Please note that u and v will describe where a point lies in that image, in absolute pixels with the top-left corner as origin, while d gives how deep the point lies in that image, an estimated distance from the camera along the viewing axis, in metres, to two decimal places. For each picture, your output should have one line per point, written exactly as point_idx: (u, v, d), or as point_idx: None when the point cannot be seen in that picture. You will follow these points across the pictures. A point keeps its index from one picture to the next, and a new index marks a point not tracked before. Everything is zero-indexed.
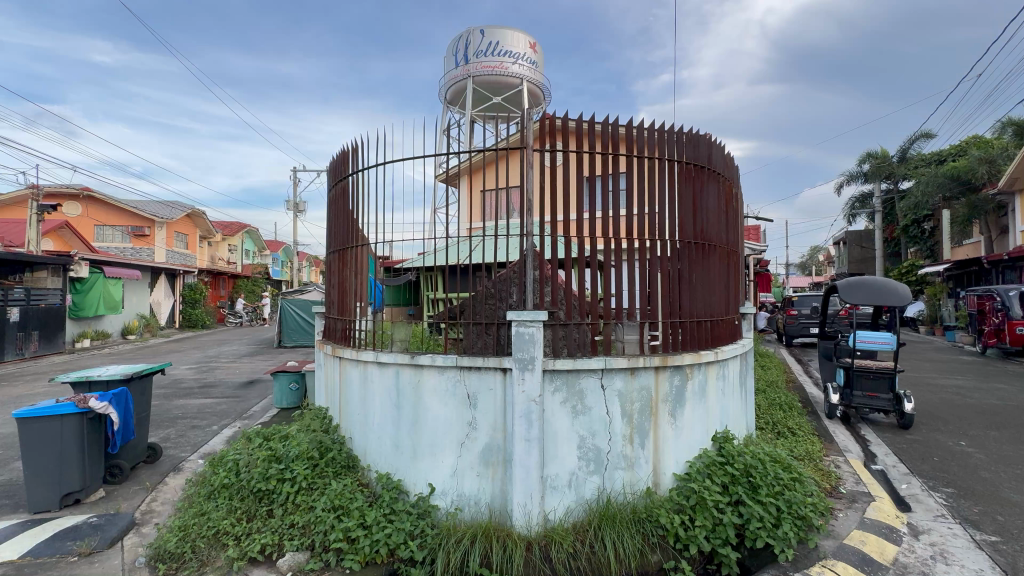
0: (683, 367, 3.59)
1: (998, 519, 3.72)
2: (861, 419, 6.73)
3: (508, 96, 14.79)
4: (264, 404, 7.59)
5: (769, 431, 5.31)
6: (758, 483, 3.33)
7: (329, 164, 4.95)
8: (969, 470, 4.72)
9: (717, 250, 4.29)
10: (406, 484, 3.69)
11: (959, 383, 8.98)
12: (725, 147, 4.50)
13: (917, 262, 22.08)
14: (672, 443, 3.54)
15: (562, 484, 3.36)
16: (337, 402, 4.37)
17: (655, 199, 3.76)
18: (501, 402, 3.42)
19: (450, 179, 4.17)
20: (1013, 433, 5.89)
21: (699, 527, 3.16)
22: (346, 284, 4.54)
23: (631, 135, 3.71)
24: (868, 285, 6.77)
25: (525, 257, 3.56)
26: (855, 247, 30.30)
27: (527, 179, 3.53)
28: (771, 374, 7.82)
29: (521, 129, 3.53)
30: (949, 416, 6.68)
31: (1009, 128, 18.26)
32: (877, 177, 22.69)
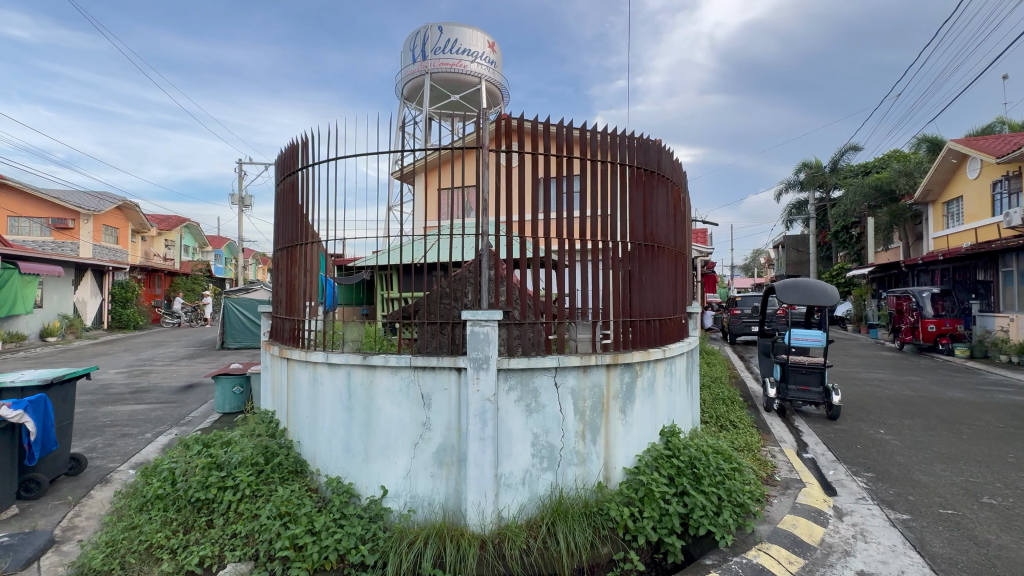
0: (633, 365, 3.72)
1: (909, 499, 4.10)
2: (795, 411, 7.22)
3: (466, 95, 14.75)
4: (205, 409, 7.17)
5: (713, 424, 5.59)
6: (702, 474, 3.51)
7: (277, 157, 4.76)
8: (886, 456, 5.16)
9: (665, 252, 4.46)
10: (357, 488, 3.61)
11: (879, 377, 9.83)
12: (673, 152, 4.68)
13: (845, 265, 23.90)
14: (622, 438, 3.66)
15: (515, 482, 3.40)
16: (284, 405, 4.21)
17: (607, 202, 3.87)
18: (455, 402, 3.41)
19: (405, 176, 4.12)
20: (924, 421, 6.51)
21: (647, 518, 3.27)
22: (295, 282, 4.37)
23: (585, 138, 3.79)
24: (802, 285, 7.26)
25: (481, 256, 3.56)
26: (792, 250, 32.39)
27: (483, 178, 3.54)
28: (715, 371, 8.23)
29: (477, 128, 3.54)
30: (871, 407, 7.29)
31: (924, 144, 20.14)
32: (811, 185, 24.39)
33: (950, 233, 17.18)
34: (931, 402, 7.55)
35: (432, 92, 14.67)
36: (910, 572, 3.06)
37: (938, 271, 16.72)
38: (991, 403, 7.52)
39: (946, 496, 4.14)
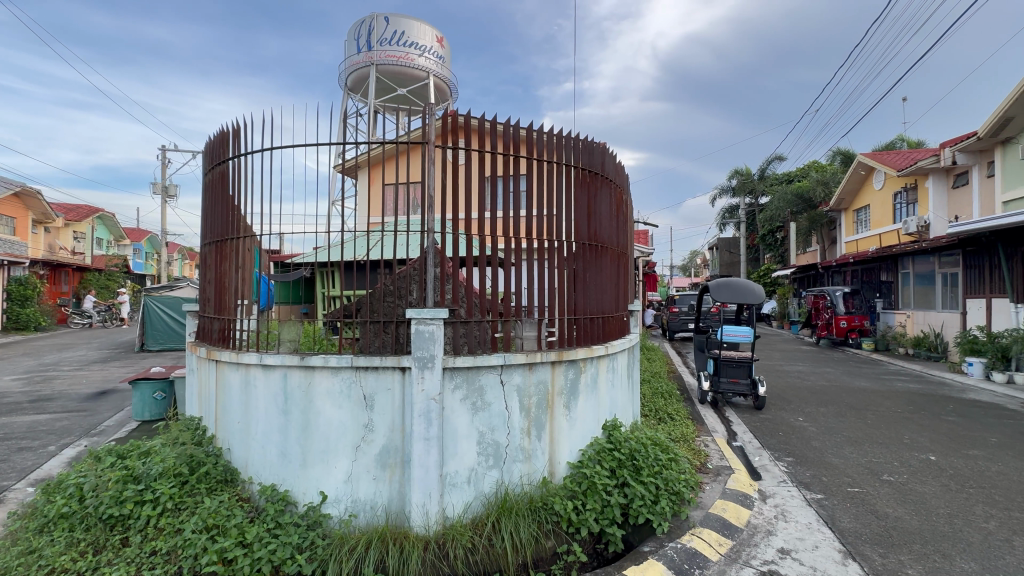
0: (577, 361, 3.81)
1: (823, 479, 4.50)
2: (726, 402, 7.70)
3: (414, 89, 14.48)
4: (121, 418, 6.55)
5: (652, 417, 5.85)
6: (641, 465, 3.67)
7: (205, 145, 4.44)
8: (804, 441, 5.63)
9: (608, 252, 4.59)
10: (294, 495, 3.45)
11: (799, 369, 10.72)
12: (616, 155, 4.84)
13: (771, 266, 25.83)
14: (567, 433, 3.74)
15: (461, 481, 3.38)
16: (212, 411, 3.95)
17: (553, 202, 3.93)
18: (399, 403, 3.34)
19: (347, 170, 3.99)
20: (835, 408, 7.18)
21: (590, 510, 3.36)
22: (225, 279, 4.10)
23: (531, 138, 3.83)
24: (732, 285, 7.75)
25: (427, 254, 3.50)
26: (725, 252, 34.56)
27: (429, 174, 3.49)
28: (655, 366, 8.62)
29: (422, 124, 3.49)
30: (791, 397, 7.94)
31: (838, 157, 22.17)
32: (742, 191, 26.14)
33: (859, 238, 18.98)
34: (842, 391, 8.35)
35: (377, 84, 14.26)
36: (823, 546, 3.35)
37: (849, 272, 18.46)
38: (891, 391, 8.40)
39: (853, 475, 4.58)
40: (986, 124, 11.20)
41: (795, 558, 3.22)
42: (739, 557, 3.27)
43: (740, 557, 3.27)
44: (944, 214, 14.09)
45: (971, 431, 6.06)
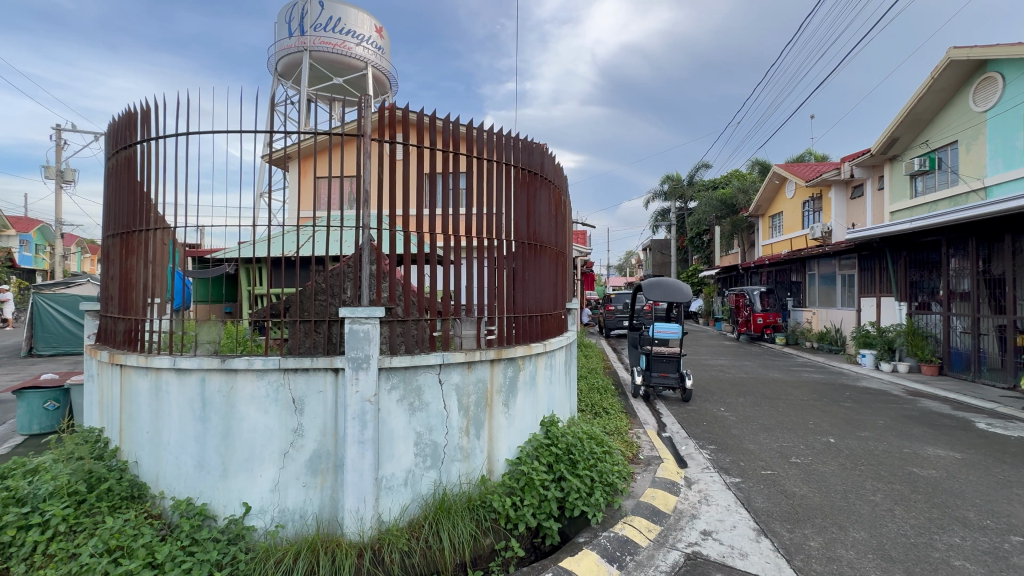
0: (515, 359, 3.83)
1: (741, 464, 4.88)
2: (657, 395, 8.13)
3: (351, 79, 13.93)
4: (3, 432, 5.75)
5: (589, 412, 6.04)
6: (577, 459, 3.77)
7: (108, 126, 4.00)
8: (725, 430, 6.07)
9: (547, 251, 4.67)
10: (213, 508, 3.22)
11: (721, 362, 11.54)
12: (555, 156, 4.93)
13: (698, 267, 27.58)
14: (505, 431, 3.76)
15: (397, 484, 3.30)
16: (116, 421, 3.57)
17: (493, 200, 3.93)
18: (332, 405, 3.21)
19: (277, 161, 3.76)
20: (752, 398, 7.80)
21: (527, 505, 3.40)
22: (131, 275, 3.72)
23: (471, 135, 3.81)
24: (663, 284, 8.15)
25: (362, 251, 3.38)
26: (657, 254, 36.46)
27: (366, 169, 3.37)
28: (592, 362, 8.91)
29: (358, 116, 3.36)
30: (714, 389, 8.53)
31: (757, 167, 24.09)
32: (673, 196, 27.68)
33: (774, 242, 20.73)
34: (758, 382, 9.08)
35: (311, 71, 13.56)
36: (740, 526, 3.63)
37: (765, 272, 20.06)
38: (799, 381, 9.27)
39: (766, 459, 5.00)
40: (877, 142, 12.62)
41: (715, 538, 3.46)
42: (666, 541, 3.46)
43: (667, 541, 3.46)
44: (843, 222, 15.72)
45: (863, 415, 6.82)
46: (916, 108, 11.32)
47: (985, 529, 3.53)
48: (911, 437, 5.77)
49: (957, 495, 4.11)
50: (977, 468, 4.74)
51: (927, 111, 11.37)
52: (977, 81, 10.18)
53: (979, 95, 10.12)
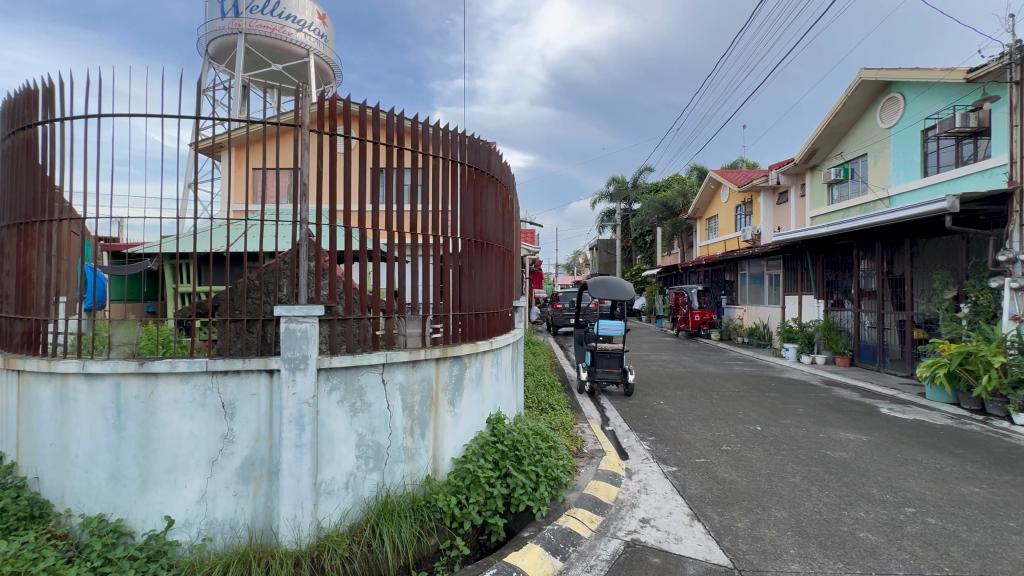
0: (461, 358, 3.80)
1: (677, 454, 5.14)
2: (601, 390, 8.39)
3: (291, 66, 13.29)
4: None
5: (535, 408, 6.14)
6: (523, 455, 3.79)
7: (3, 103, 3.57)
8: (663, 421, 6.38)
9: (494, 249, 4.68)
10: (130, 524, 2.97)
11: (662, 357, 12.11)
12: (502, 155, 4.95)
13: (641, 266, 28.73)
14: (451, 429, 3.72)
15: (338, 488, 3.20)
16: (12, 433, 3.19)
17: (439, 198, 3.88)
18: (266, 408, 3.05)
19: (206, 150, 3.53)
20: (689, 391, 8.25)
21: (473, 503, 3.38)
22: (31, 270, 3.34)
23: (417, 130, 3.74)
24: (607, 282, 8.40)
25: (299, 247, 3.23)
26: (603, 254, 37.60)
27: (304, 161, 3.23)
28: (539, 360, 9.05)
29: (295, 106, 3.22)
30: (655, 382, 8.93)
31: (695, 172, 25.41)
32: (618, 198, 28.61)
33: (710, 243, 21.96)
34: (695, 376, 9.61)
35: (247, 56, 12.77)
36: (675, 512, 3.82)
37: (701, 272, 21.22)
38: (731, 374, 9.90)
39: (700, 448, 5.30)
40: (800, 152, 13.68)
41: (653, 525, 3.63)
42: (607, 531, 3.59)
43: (608, 530, 3.59)
44: (771, 226, 16.93)
45: (786, 404, 7.40)
46: (832, 123, 12.37)
47: (886, 502, 3.93)
48: (826, 423, 6.33)
49: (864, 473, 4.55)
50: (879, 448, 5.27)
51: (842, 125, 12.46)
52: (883, 100, 11.27)
53: (885, 113, 11.21)
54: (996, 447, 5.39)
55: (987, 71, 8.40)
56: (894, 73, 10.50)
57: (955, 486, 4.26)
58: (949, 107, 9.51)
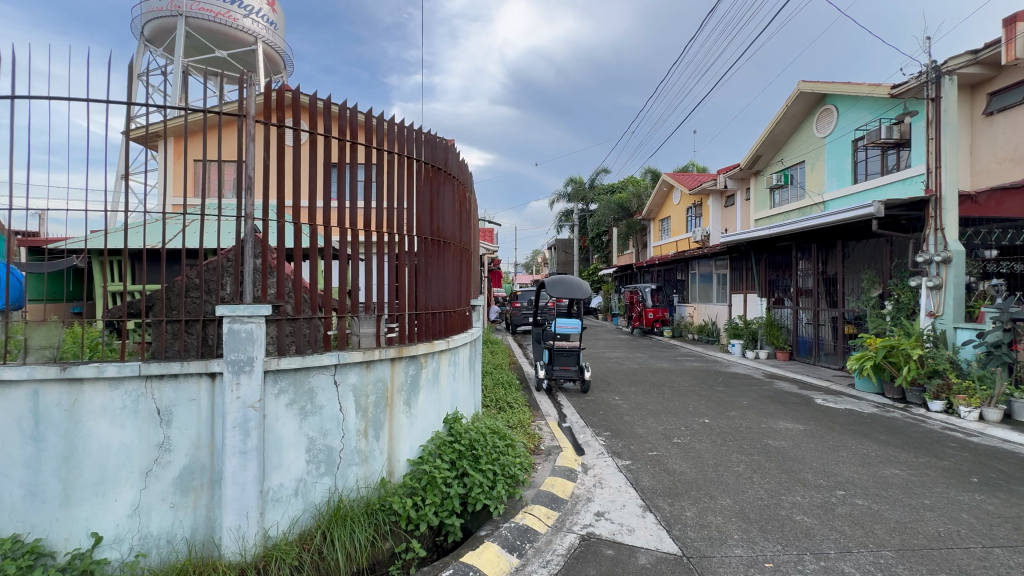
0: (418, 357, 3.73)
1: (631, 448, 5.29)
2: (559, 387, 8.50)
3: (238, 54, 12.63)
4: None
5: (493, 407, 6.14)
6: (480, 454, 3.75)
7: None
8: (618, 417, 6.54)
9: (451, 248, 4.63)
10: (50, 543, 2.73)
11: (617, 354, 12.43)
12: (459, 152, 4.90)
13: (598, 266, 29.34)
14: (407, 430, 3.64)
15: (286, 495, 3.07)
16: None
17: (394, 194, 3.80)
18: (207, 414, 2.89)
19: (140, 139, 3.30)
20: (642, 386, 8.51)
21: (429, 504, 3.33)
22: None
23: (371, 125, 3.64)
24: (564, 281, 8.51)
25: (244, 243, 3.07)
26: (561, 253, 38.13)
27: (249, 153, 3.07)
28: (498, 358, 9.06)
29: (239, 96, 3.05)
30: (611, 379, 9.15)
31: (649, 174, 26.23)
32: (576, 198, 29.10)
33: (663, 244, 22.74)
34: (648, 372, 9.92)
35: (188, 40, 12.04)
36: (629, 504, 3.93)
37: (654, 271, 21.94)
38: (682, 370, 10.30)
39: (653, 441, 5.48)
40: (745, 158, 14.42)
41: (608, 518, 3.72)
42: (563, 526, 3.64)
43: (564, 525, 3.64)
44: (719, 227, 17.74)
45: (732, 397, 7.79)
46: (774, 131, 13.11)
47: (819, 486, 4.22)
48: (767, 414, 6.70)
49: (801, 460, 4.86)
50: (814, 436, 5.65)
51: (782, 133, 13.22)
52: (818, 112, 12.06)
53: (820, 123, 11.99)
54: (914, 432, 5.90)
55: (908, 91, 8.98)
56: (828, 86, 11.24)
57: (880, 469, 4.63)
58: (875, 119, 10.29)
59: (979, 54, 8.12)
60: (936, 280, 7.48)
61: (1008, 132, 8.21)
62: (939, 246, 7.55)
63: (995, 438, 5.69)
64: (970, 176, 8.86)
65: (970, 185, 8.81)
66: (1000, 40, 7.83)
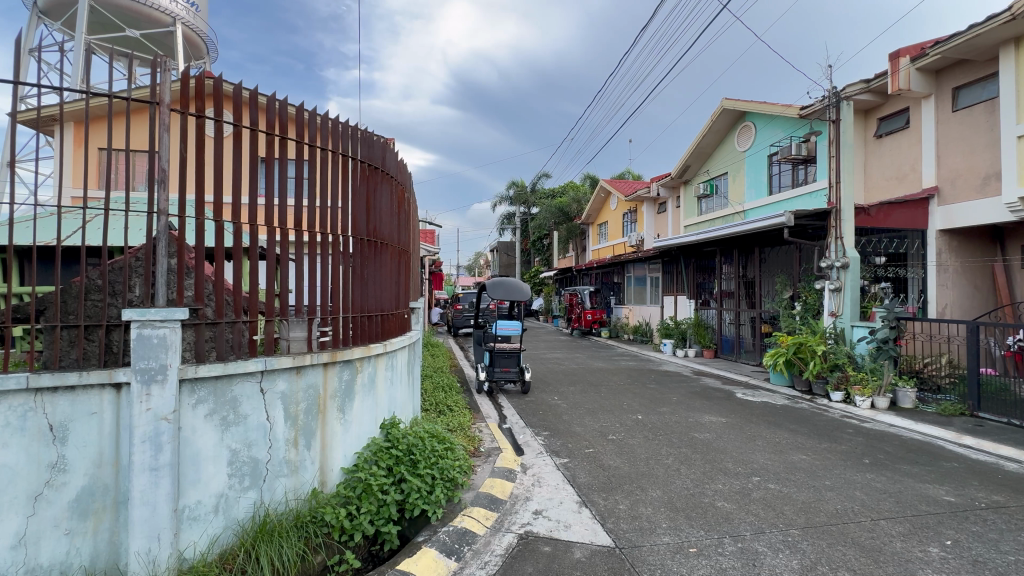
0: (352, 361, 3.59)
1: (568, 446, 5.43)
2: (500, 389, 8.55)
3: (154, 36, 11.65)
4: None
5: (432, 410, 6.05)
6: (418, 459, 3.67)
7: None
8: (557, 416, 6.70)
9: (388, 249, 4.52)
10: None
11: (557, 355, 12.70)
12: (398, 152, 4.80)
13: (539, 268, 29.86)
14: (341, 438, 3.49)
15: (205, 513, 2.87)
16: None
17: (329, 192, 3.66)
18: (111, 429, 2.64)
19: (29, 123, 2.95)
20: (580, 386, 8.77)
21: (364, 512, 3.21)
22: None
23: (303, 118, 3.47)
24: (505, 283, 8.59)
25: (156, 241, 2.82)
26: (504, 256, 38.47)
27: (162, 144, 2.83)
28: (438, 361, 8.95)
29: (152, 80, 2.80)
30: (550, 379, 9.35)
31: (588, 180, 27.16)
32: (518, 202, 29.47)
33: (601, 247, 23.54)
34: (586, 372, 10.23)
35: (92, 15, 10.87)
36: (566, 501, 4.04)
37: (593, 275, 22.65)
38: (618, 369, 10.71)
39: (590, 439, 5.66)
40: (675, 168, 15.29)
41: (545, 515, 3.80)
42: (502, 526, 3.66)
43: (503, 526, 3.67)
44: (652, 233, 18.66)
45: (663, 393, 8.22)
46: (701, 143, 14.02)
47: (737, 474, 4.56)
48: (694, 408, 7.15)
49: (722, 450, 5.23)
50: (734, 428, 6.10)
51: (708, 146, 14.17)
52: (739, 127, 13.05)
53: (741, 138, 12.98)
54: (818, 420, 6.54)
55: (815, 112, 9.96)
56: (747, 104, 12.19)
57: (789, 455, 5.09)
58: (787, 137, 11.30)
59: (871, 83, 9.18)
60: (836, 284, 8.32)
61: (894, 154, 9.35)
62: (838, 253, 8.40)
63: (883, 423, 6.44)
64: (864, 191, 9.99)
65: (864, 199, 9.93)
66: (887, 73, 8.90)
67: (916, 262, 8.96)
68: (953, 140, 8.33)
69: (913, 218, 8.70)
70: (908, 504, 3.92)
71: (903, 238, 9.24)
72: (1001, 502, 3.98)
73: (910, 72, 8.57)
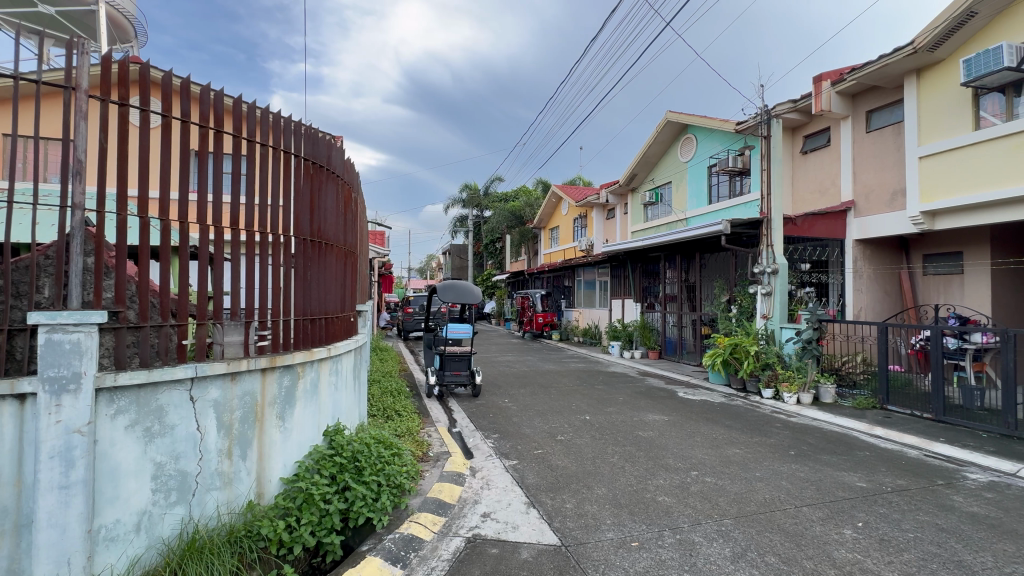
0: (293, 367, 3.43)
1: (518, 447, 5.47)
2: (450, 393, 8.47)
3: (72, 14, 10.69)
4: None
5: (380, 415, 5.92)
6: (363, 466, 3.57)
7: None
8: (508, 418, 6.74)
9: (333, 250, 4.38)
10: None
11: (508, 358, 12.78)
12: (345, 151, 4.66)
13: (492, 271, 29.92)
14: (280, 446, 3.31)
15: (124, 532, 2.65)
16: None
17: (268, 190, 3.49)
18: (13, 445, 2.38)
19: None
20: (531, 388, 8.87)
21: (305, 524, 3.07)
22: None
23: (241, 111, 3.31)
24: (457, 286, 8.52)
25: (70, 238, 2.58)
26: (456, 258, 38.25)
27: (79, 132, 2.60)
28: (387, 365, 8.75)
29: (67, 63, 2.57)
30: (501, 382, 9.38)
31: (541, 185, 27.60)
32: (470, 205, 29.40)
33: (552, 251, 23.98)
34: (537, 374, 10.34)
35: None
36: (514, 502, 4.07)
37: (544, 278, 22.97)
38: (567, 371, 10.92)
39: (539, 440, 5.74)
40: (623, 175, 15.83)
41: (493, 518, 3.81)
42: (450, 530, 3.63)
43: (451, 530, 3.63)
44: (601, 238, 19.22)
45: (610, 393, 8.47)
46: (647, 153, 14.61)
47: (677, 469, 4.78)
48: (639, 407, 7.42)
49: (664, 447, 5.47)
50: (675, 425, 6.39)
51: (653, 155, 14.78)
52: (681, 139, 13.71)
53: (683, 149, 13.64)
54: (751, 416, 6.98)
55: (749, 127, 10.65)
56: (689, 117, 12.85)
57: (724, 449, 5.40)
58: (725, 150, 12.01)
59: (797, 103, 9.97)
60: (767, 288, 8.84)
61: (817, 169, 10.17)
62: (769, 260, 8.95)
63: (807, 417, 6.97)
64: (792, 202, 10.78)
65: (792, 210, 10.73)
66: (811, 95, 9.70)
67: (836, 268, 9.76)
68: (867, 158, 9.17)
69: (833, 229, 9.56)
70: (827, 490, 4.27)
71: (824, 247, 9.96)
72: (905, 485, 4.42)
73: (830, 95, 9.40)
